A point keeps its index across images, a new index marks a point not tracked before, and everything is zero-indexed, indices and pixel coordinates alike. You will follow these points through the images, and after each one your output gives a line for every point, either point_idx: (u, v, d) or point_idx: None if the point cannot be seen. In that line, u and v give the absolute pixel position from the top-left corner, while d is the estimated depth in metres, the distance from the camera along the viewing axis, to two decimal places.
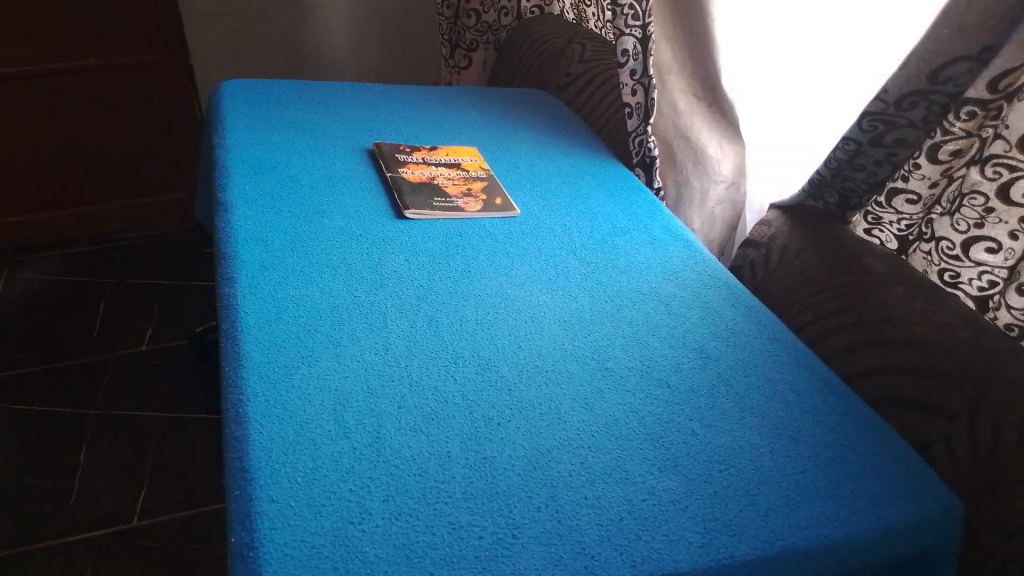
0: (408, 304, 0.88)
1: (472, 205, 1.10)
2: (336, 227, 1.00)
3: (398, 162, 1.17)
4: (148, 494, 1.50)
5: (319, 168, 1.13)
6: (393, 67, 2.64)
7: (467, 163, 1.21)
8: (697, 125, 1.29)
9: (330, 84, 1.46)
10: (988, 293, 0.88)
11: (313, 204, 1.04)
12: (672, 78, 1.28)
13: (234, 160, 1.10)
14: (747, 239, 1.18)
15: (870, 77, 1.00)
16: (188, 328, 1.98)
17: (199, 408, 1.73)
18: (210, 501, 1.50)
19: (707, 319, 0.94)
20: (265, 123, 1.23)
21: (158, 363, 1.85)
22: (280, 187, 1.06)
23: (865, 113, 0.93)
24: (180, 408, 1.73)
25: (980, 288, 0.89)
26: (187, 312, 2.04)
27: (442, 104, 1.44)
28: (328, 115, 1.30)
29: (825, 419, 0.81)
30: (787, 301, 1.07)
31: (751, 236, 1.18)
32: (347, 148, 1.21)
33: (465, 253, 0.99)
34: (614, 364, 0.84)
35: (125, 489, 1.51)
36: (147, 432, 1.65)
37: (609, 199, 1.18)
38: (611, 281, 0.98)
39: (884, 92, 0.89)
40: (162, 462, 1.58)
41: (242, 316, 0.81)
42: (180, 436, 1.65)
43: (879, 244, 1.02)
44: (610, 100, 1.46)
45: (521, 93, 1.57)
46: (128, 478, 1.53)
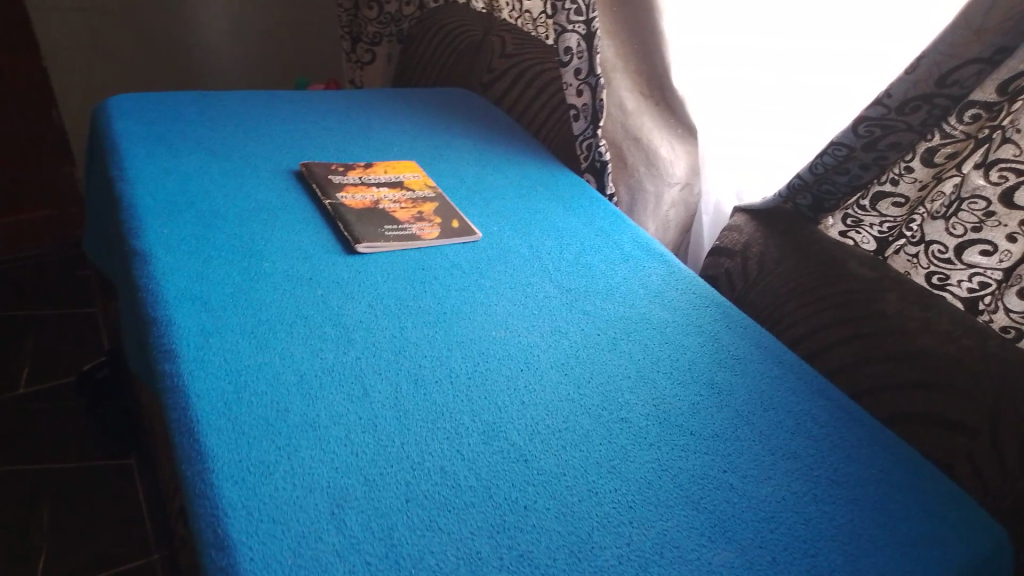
0: (385, 363, 0.76)
1: (429, 231, 0.98)
2: (282, 272, 0.86)
3: (335, 186, 1.04)
4: (48, 556, 1.30)
5: (246, 200, 0.98)
6: (275, 62, 2.44)
7: (410, 180, 1.09)
8: (647, 126, 1.22)
9: (235, 94, 1.29)
10: (979, 295, 0.83)
11: (249, 244, 0.90)
12: (619, 76, 1.19)
13: (148, 198, 0.94)
14: (715, 246, 1.12)
15: (849, 91, 0.93)
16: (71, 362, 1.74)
17: (100, 454, 1.53)
18: (127, 557, 1.32)
19: (709, 347, 0.86)
20: (170, 148, 1.06)
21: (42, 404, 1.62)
22: (205, 228, 0.91)
23: (862, 117, 0.87)
24: (76, 455, 1.52)
25: (970, 290, 0.84)
26: (68, 347, 1.81)
27: (366, 113, 1.30)
28: (241, 132, 1.15)
29: (854, 452, 0.76)
30: (771, 313, 1.02)
31: (719, 242, 1.12)
32: (271, 171, 1.06)
33: (434, 291, 0.88)
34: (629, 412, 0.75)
35: (21, 553, 1.29)
36: (38, 487, 1.43)
37: (569, 213, 1.09)
38: (597, 309, 0.90)
39: (886, 96, 0.83)
40: (60, 519, 1.37)
41: (196, 401, 0.67)
42: (81, 488, 1.45)
43: (855, 246, 0.98)
44: (543, 98, 1.36)
45: (444, 94, 1.45)
46: (21, 540, 1.31)
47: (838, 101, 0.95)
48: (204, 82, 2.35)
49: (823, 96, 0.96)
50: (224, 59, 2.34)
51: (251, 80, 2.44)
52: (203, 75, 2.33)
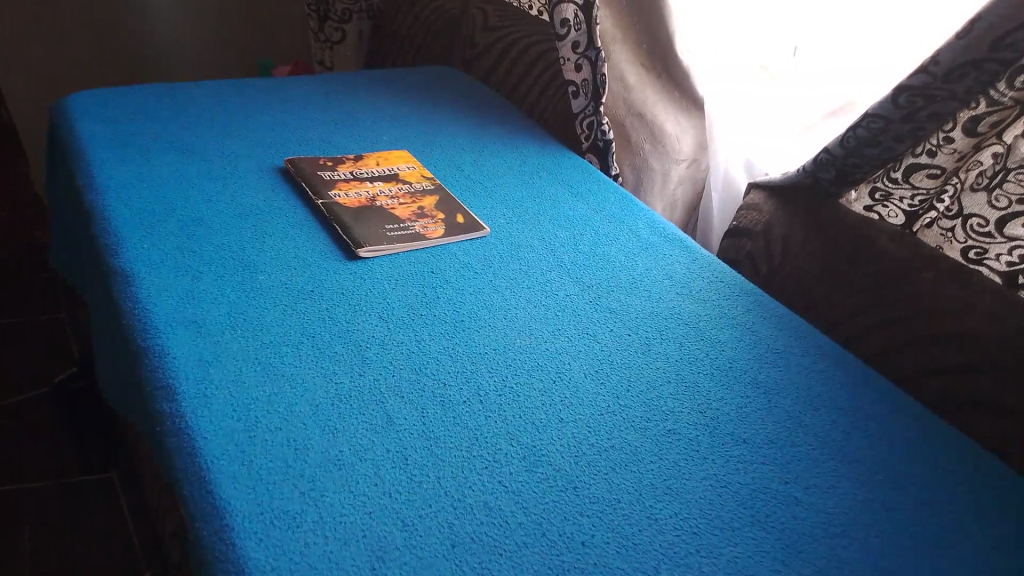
0: (407, 383, 0.69)
1: (434, 228, 0.91)
2: (279, 284, 0.78)
3: (326, 183, 0.95)
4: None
5: (230, 204, 0.90)
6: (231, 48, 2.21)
7: (406, 172, 1.01)
8: (651, 99, 1.15)
9: (206, 85, 1.20)
10: (1019, 269, 0.76)
11: (239, 255, 0.81)
12: (618, 48, 1.12)
13: (124, 209, 0.85)
14: (733, 226, 1.06)
15: (882, 62, 0.87)
16: (31, 364, 1.58)
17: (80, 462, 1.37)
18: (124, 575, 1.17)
19: (747, 342, 0.81)
20: (142, 151, 0.97)
21: (9, 401, 1.47)
22: (189, 239, 0.82)
23: (902, 87, 0.81)
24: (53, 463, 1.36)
25: (1009, 263, 0.77)
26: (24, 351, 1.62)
27: (347, 98, 1.21)
28: (217, 127, 1.06)
29: (913, 448, 0.71)
30: (799, 298, 0.97)
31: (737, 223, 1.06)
32: (254, 171, 0.97)
33: (448, 297, 0.81)
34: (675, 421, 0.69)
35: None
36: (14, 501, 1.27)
37: (578, 199, 1.02)
38: (623, 306, 0.83)
39: (933, 64, 0.78)
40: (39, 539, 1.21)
41: (204, 446, 0.60)
42: (61, 499, 1.29)
43: (882, 221, 0.91)
44: (533, 74, 1.28)
45: (427, 74, 1.36)
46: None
47: (872, 72, 0.89)
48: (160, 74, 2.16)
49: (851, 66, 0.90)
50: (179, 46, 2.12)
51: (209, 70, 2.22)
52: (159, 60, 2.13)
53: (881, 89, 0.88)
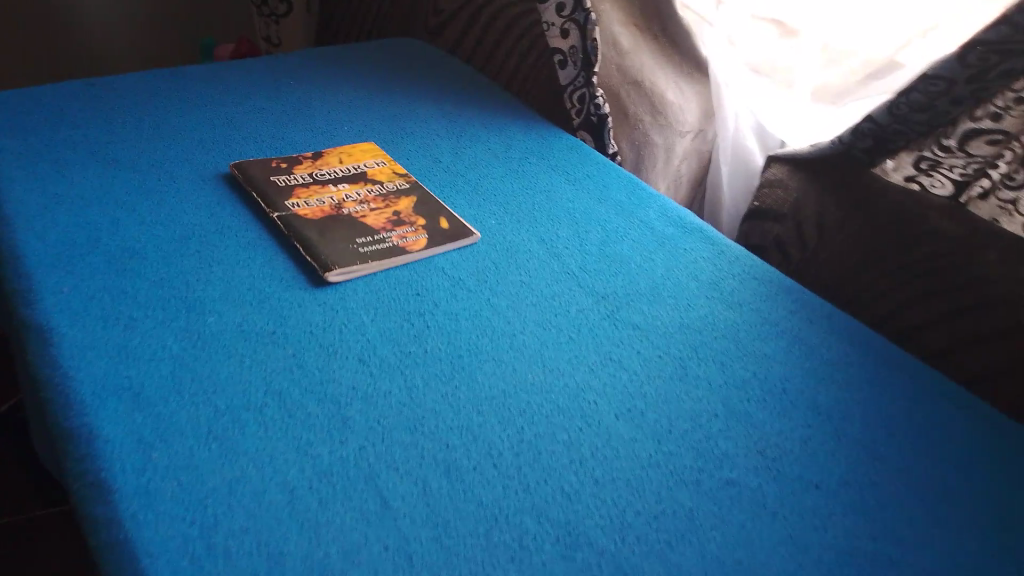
0: (401, 449, 0.55)
1: (414, 238, 0.76)
2: (233, 328, 0.64)
3: (282, 191, 0.80)
4: None
5: (170, 226, 0.75)
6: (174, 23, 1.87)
7: (375, 169, 0.86)
8: (649, 66, 1.00)
9: (134, 78, 1.03)
10: None
11: (183, 293, 0.67)
12: (608, 6, 0.99)
13: (38, 243, 0.70)
14: (755, 207, 0.93)
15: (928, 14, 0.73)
16: None
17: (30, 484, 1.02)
18: None
19: (798, 355, 0.68)
20: (61, 168, 0.81)
21: None
22: (121, 277, 0.68)
23: (972, 42, 0.67)
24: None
25: None
26: None
27: (299, 84, 1.05)
28: (151, 131, 0.90)
29: (1008, 479, 0.60)
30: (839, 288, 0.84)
31: (757, 203, 0.93)
32: (197, 181, 0.82)
33: (440, 327, 0.67)
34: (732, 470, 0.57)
35: None
36: None
37: (577, 189, 0.88)
38: (648, 320, 0.70)
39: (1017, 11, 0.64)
40: None
41: (148, 565, 0.46)
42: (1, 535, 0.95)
43: (925, 190, 0.77)
44: (509, 42, 1.13)
45: (389, 50, 1.20)
46: None
47: (913, 27, 0.75)
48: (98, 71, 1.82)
49: (887, 21, 0.77)
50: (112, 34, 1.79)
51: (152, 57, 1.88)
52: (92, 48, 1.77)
53: (930, 46, 0.74)
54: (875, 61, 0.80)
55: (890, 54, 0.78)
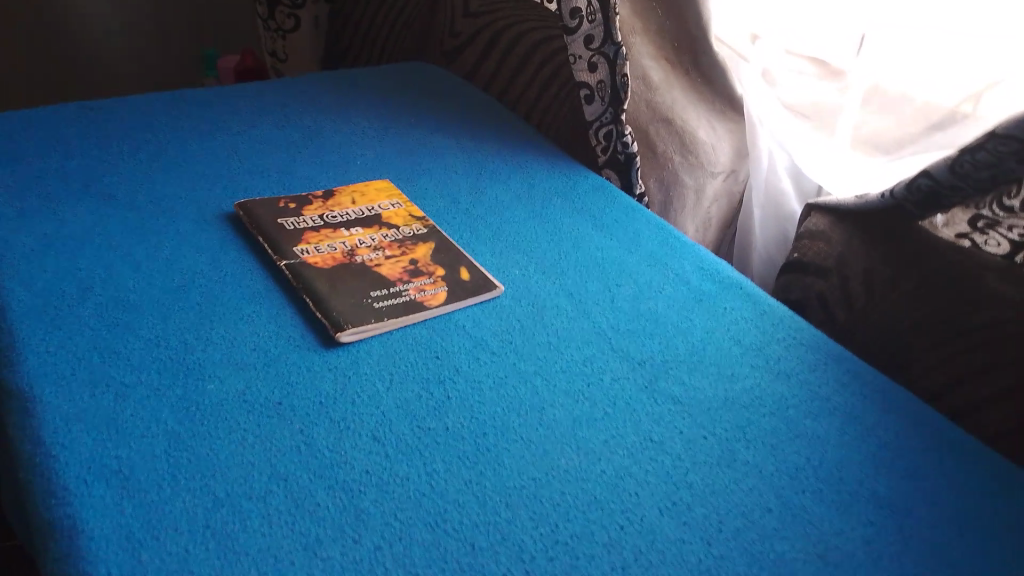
0: (423, 550, 0.49)
1: (432, 292, 0.70)
2: (235, 398, 0.58)
3: (290, 235, 0.74)
4: None
5: (168, 275, 0.69)
6: (179, 34, 1.76)
7: (389, 211, 0.80)
8: (680, 102, 0.95)
9: (134, 102, 0.97)
10: None
11: (180, 353, 0.61)
12: (638, 39, 0.94)
13: (23, 294, 0.64)
14: (795, 259, 0.86)
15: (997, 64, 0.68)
16: None
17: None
18: None
19: (852, 436, 0.62)
20: (51, 207, 0.75)
21: None
22: (114, 335, 0.62)
23: None
24: None
25: None
26: None
27: (309, 111, 0.99)
28: (149, 163, 0.84)
29: None
30: (886, 352, 0.78)
31: (797, 254, 0.86)
32: (199, 222, 0.76)
33: (462, 397, 0.61)
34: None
35: None
36: None
37: (606, 236, 0.82)
38: (689, 393, 0.64)
39: None
40: None
41: None
42: None
43: (981, 247, 0.70)
44: (531, 71, 1.08)
45: (404, 75, 1.14)
46: None
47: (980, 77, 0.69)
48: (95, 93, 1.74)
49: (951, 69, 0.71)
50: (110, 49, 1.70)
51: (155, 74, 1.79)
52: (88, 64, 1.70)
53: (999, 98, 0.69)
54: (936, 111, 0.74)
55: (954, 104, 0.72)
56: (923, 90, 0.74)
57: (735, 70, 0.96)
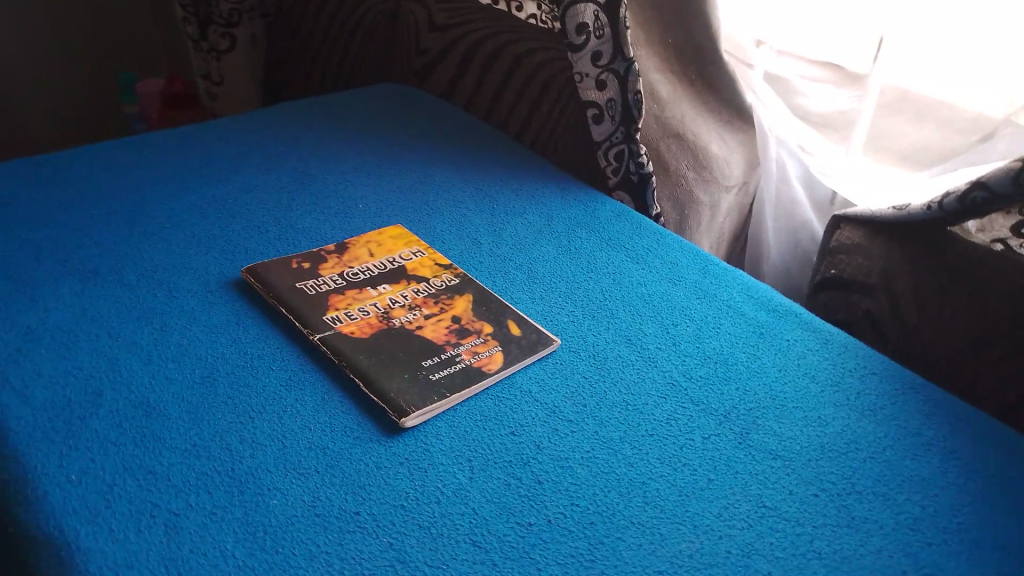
0: None
1: (486, 355, 0.64)
2: (306, 511, 0.50)
3: (314, 302, 0.66)
4: None
5: (187, 364, 0.60)
6: (95, 57, 1.59)
7: (413, 262, 0.73)
8: (690, 116, 0.91)
9: (90, 152, 0.86)
10: None
11: (229, 463, 0.53)
12: (644, 50, 0.89)
13: (21, 409, 0.54)
14: (835, 277, 0.85)
15: None
16: None
17: None
18: None
19: (955, 474, 0.59)
20: (29, 293, 0.64)
21: None
22: (144, 449, 0.53)
23: None
24: None
25: None
26: None
27: (292, 150, 0.90)
28: (130, 228, 0.73)
29: None
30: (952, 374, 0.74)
31: (841, 273, 0.84)
32: (205, 294, 0.67)
33: (555, 481, 0.55)
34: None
35: None
36: None
37: (645, 269, 0.77)
38: (784, 444, 0.60)
39: None
40: None
41: None
42: None
43: None
44: (518, 88, 1.01)
45: (378, 99, 1.06)
46: None
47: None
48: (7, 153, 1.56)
49: (994, 78, 0.69)
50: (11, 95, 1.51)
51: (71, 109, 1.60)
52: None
53: None
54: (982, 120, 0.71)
55: (1006, 114, 0.69)
56: (973, 99, 0.71)
57: (743, 76, 0.92)
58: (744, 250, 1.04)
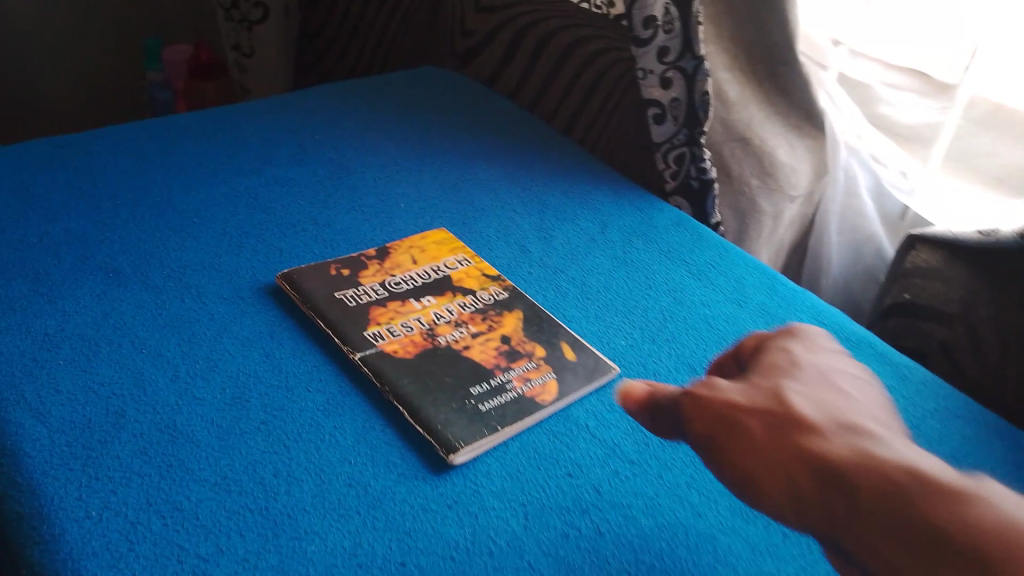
0: None
1: (540, 381, 0.58)
2: (346, 560, 0.45)
3: (355, 315, 0.61)
4: None
5: (217, 382, 0.55)
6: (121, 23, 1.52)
7: (460, 271, 0.68)
8: (756, 119, 0.85)
9: (114, 135, 0.80)
10: None
11: (262, 500, 0.48)
12: (713, 48, 0.83)
13: (38, 430, 0.50)
14: (909, 302, 0.79)
15: None
16: None
17: None
18: None
19: None
20: (48, 294, 0.59)
21: None
22: (170, 482, 0.48)
23: None
24: None
25: None
26: None
27: (329, 138, 0.85)
28: (156, 222, 0.68)
29: None
30: None
31: (916, 299, 0.78)
32: (236, 300, 0.62)
33: (617, 532, 0.49)
34: (765, 400, 0.56)
35: None
36: None
37: (707, 287, 0.71)
38: None
39: None
40: None
41: None
42: None
43: None
44: (568, 80, 0.95)
45: (418, 84, 1.00)
46: None
47: None
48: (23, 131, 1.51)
49: None
50: (29, 65, 1.45)
51: (96, 78, 1.54)
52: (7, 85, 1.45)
53: None
54: None
55: None
56: None
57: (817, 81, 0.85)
58: (801, 262, 0.98)
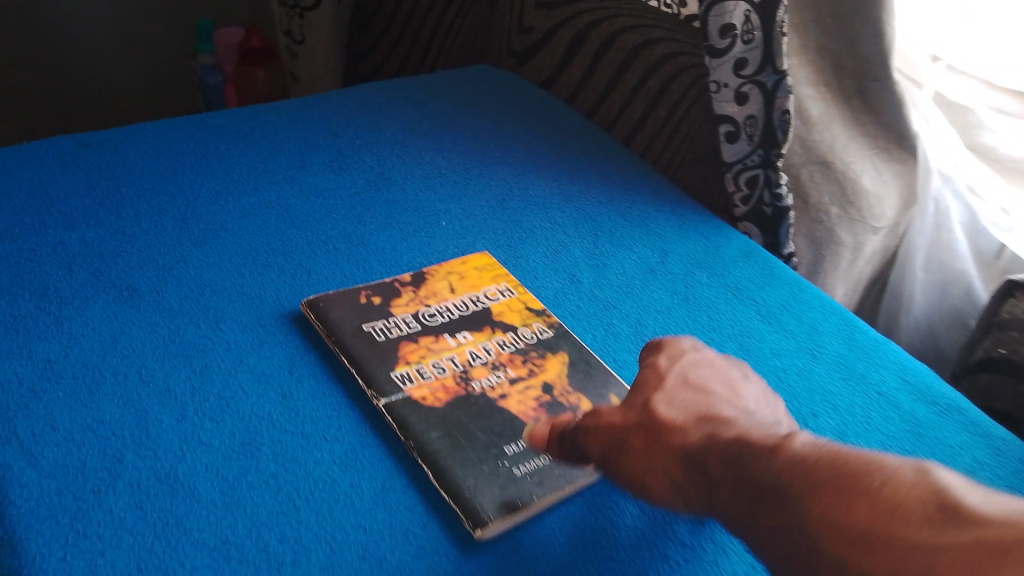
0: None
1: None
2: None
3: (383, 353, 0.56)
4: None
5: (227, 424, 0.50)
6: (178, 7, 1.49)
7: (501, 304, 0.62)
8: (841, 142, 0.76)
9: (147, 134, 0.76)
10: None
11: (263, 569, 0.42)
12: (797, 60, 0.74)
13: (27, 474, 0.45)
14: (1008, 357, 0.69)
15: None
16: None
17: None
18: None
19: None
20: (58, 313, 0.55)
21: None
22: (164, 543, 0.42)
23: None
24: None
25: None
26: None
27: (372, 144, 0.79)
28: (180, 234, 0.64)
29: None
30: None
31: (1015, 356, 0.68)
32: (256, 328, 0.57)
33: None
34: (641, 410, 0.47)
35: None
36: None
37: (779, 333, 0.64)
38: None
39: None
40: None
41: None
42: None
43: None
44: (631, 88, 0.88)
45: (471, 85, 0.93)
46: None
47: None
48: (80, 116, 1.50)
49: None
50: (86, 48, 1.43)
51: (151, 61, 1.52)
52: (63, 70, 1.44)
53: None
54: None
55: None
56: None
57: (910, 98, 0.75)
58: (880, 295, 0.89)
